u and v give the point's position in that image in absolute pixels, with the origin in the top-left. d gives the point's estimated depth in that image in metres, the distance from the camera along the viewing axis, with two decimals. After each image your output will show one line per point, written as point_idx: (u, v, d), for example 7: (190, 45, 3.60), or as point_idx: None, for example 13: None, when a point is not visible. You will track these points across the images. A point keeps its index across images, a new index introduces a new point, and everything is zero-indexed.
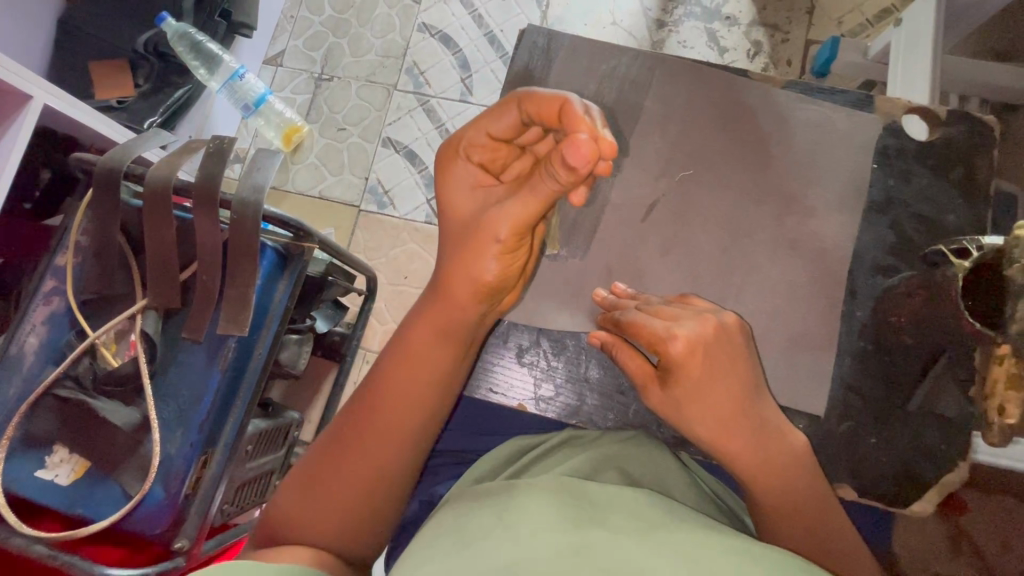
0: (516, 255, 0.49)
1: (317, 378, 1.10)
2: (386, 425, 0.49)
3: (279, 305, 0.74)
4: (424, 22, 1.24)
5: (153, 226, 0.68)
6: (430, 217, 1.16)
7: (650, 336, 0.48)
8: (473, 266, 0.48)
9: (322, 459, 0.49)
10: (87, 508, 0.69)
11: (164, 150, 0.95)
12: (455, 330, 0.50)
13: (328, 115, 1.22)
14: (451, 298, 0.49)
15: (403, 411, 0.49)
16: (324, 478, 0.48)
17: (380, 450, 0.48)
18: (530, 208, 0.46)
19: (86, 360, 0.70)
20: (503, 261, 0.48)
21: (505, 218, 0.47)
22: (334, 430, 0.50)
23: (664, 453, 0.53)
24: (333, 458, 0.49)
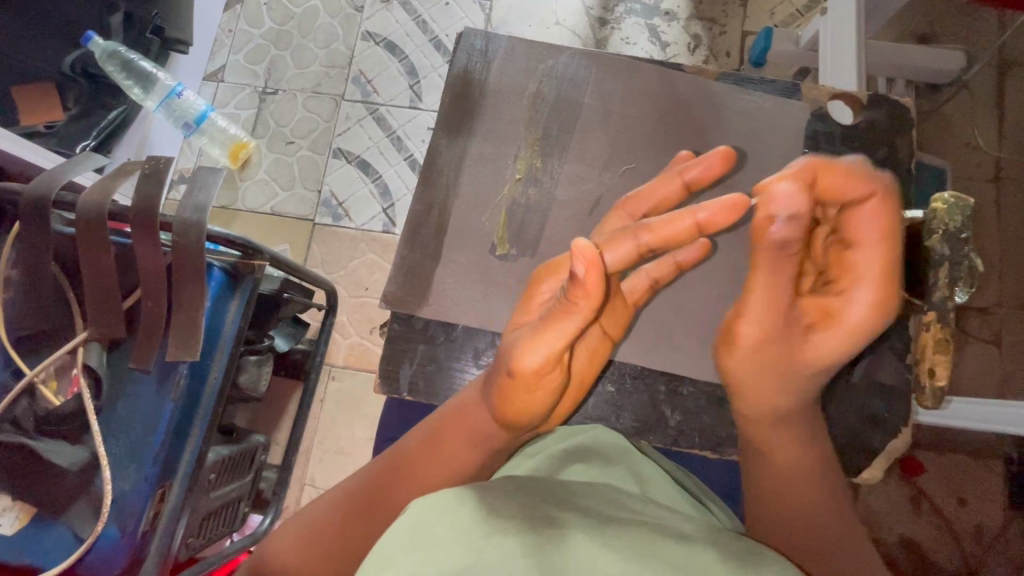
0: (554, 381, 0.48)
1: (282, 399, 1.07)
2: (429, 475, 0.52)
3: (231, 327, 0.72)
4: (368, 31, 1.23)
5: (88, 256, 0.65)
6: (388, 226, 1.15)
7: (853, 194, 0.49)
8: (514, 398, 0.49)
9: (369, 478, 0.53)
10: (35, 556, 0.65)
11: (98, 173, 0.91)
12: (500, 439, 0.53)
13: (274, 129, 1.19)
14: (511, 413, 0.50)
15: (443, 467, 0.53)
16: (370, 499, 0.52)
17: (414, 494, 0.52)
18: (558, 340, 0.45)
19: (24, 400, 0.67)
20: (541, 391, 0.48)
21: (539, 352, 0.45)
22: (390, 456, 0.54)
23: (628, 442, 0.53)
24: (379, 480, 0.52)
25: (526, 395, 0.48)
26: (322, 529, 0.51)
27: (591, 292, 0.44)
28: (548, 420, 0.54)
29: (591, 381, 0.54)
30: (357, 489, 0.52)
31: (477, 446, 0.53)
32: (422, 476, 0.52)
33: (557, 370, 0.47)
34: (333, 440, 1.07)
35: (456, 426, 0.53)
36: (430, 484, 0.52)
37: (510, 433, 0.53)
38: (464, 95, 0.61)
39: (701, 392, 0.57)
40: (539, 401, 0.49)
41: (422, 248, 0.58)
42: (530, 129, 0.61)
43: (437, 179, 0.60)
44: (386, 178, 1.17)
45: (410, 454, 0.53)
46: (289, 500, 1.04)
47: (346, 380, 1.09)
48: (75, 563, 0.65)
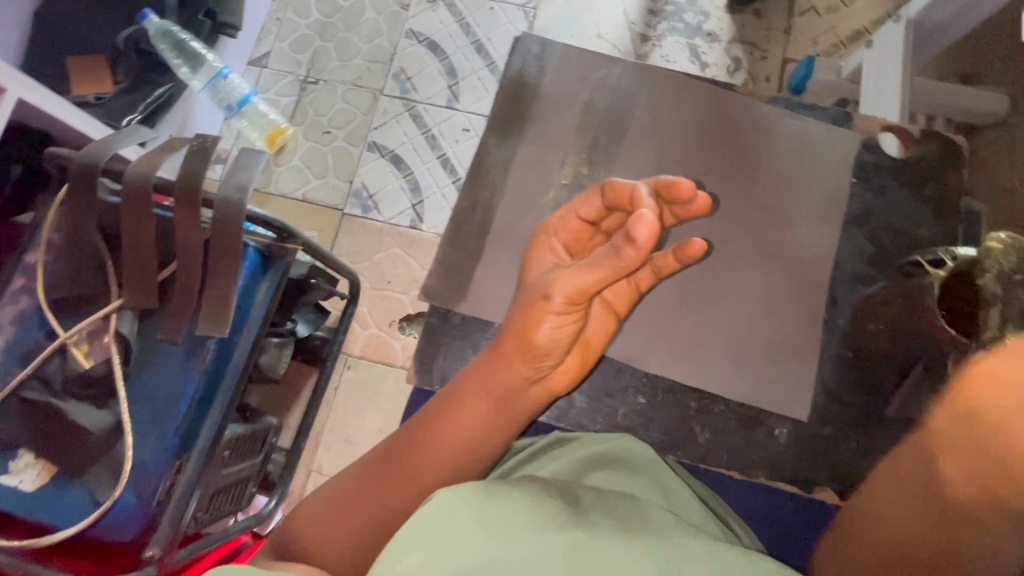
0: (570, 326, 0.48)
1: (297, 383, 1.08)
2: (443, 446, 0.51)
3: (261, 307, 0.73)
4: (412, 29, 1.25)
5: (131, 225, 0.66)
6: (415, 222, 1.16)
7: None
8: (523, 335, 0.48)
9: (383, 459, 0.52)
10: (51, 515, 0.65)
11: (142, 148, 0.93)
12: (513, 404, 0.51)
13: (312, 118, 1.21)
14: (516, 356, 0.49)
15: (456, 442, 0.51)
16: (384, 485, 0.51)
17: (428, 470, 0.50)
18: (593, 280, 0.45)
19: (57, 359, 0.68)
20: (552, 332, 0.48)
21: (563, 283, 0.47)
22: (406, 433, 0.53)
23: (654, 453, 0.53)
24: (394, 460, 0.52)
25: (537, 337, 0.48)
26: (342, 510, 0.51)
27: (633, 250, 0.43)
28: (550, 381, 0.51)
29: (593, 347, 0.52)
30: (373, 468, 0.52)
31: (486, 412, 0.51)
32: (438, 453, 0.51)
33: (574, 306, 0.47)
34: (343, 429, 1.08)
35: (469, 389, 0.51)
36: (443, 462, 0.50)
37: (520, 389, 0.51)
38: (516, 98, 0.62)
39: (733, 412, 0.57)
40: (558, 346, 0.49)
41: (463, 245, 0.59)
42: (579, 136, 0.61)
43: (484, 179, 0.60)
44: (417, 175, 1.18)
45: (421, 433, 0.52)
46: (295, 484, 1.05)
47: (361, 371, 1.10)
48: (91, 527, 0.65)
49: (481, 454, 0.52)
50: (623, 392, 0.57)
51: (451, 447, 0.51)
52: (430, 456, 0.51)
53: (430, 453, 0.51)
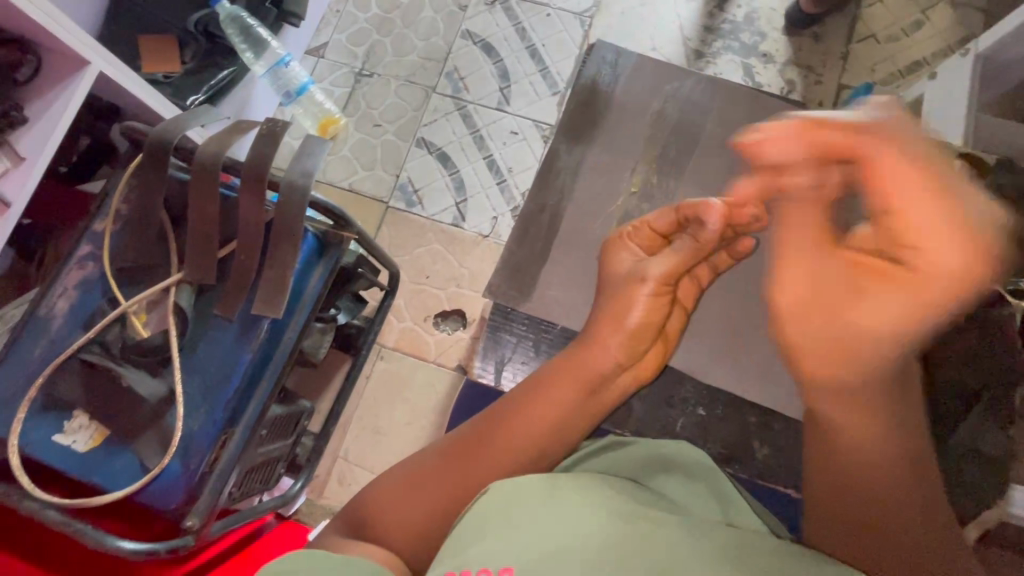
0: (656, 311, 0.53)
1: (330, 369, 1.10)
2: (518, 436, 0.51)
3: (314, 291, 0.74)
4: (468, 30, 1.27)
5: (199, 202, 0.68)
6: (457, 220, 1.17)
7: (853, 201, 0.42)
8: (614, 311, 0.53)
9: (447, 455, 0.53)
10: (103, 477, 0.67)
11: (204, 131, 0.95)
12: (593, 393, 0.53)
13: (364, 110, 1.23)
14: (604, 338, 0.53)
15: (537, 428, 0.51)
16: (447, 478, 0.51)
17: (504, 457, 0.51)
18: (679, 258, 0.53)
19: (116, 327, 0.70)
20: (642, 309, 0.53)
21: (659, 264, 0.53)
22: (475, 427, 0.54)
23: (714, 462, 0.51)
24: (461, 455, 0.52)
25: (628, 320, 0.52)
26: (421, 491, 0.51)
27: (713, 232, 0.51)
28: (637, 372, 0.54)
29: (671, 346, 0.56)
30: (455, 448, 0.53)
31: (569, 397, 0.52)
32: (514, 443, 0.51)
33: (661, 280, 0.53)
34: (372, 418, 1.09)
35: (553, 377, 0.52)
36: (520, 450, 0.51)
37: (610, 376, 0.53)
38: (589, 105, 0.62)
39: (795, 431, 0.56)
40: (646, 325, 0.53)
41: (528, 246, 0.59)
42: (650, 147, 0.61)
43: (554, 183, 0.61)
44: (463, 174, 1.19)
45: (505, 416, 0.52)
46: (320, 469, 1.06)
47: (393, 362, 1.11)
48: (138, 492, 0.67)
49: (560, 446, 0.52)
50: (682, 402, 0.57)
51: (530, 435, 0.51)
52: (506, 444, 0.51)
53: (505, 441, 0.51)
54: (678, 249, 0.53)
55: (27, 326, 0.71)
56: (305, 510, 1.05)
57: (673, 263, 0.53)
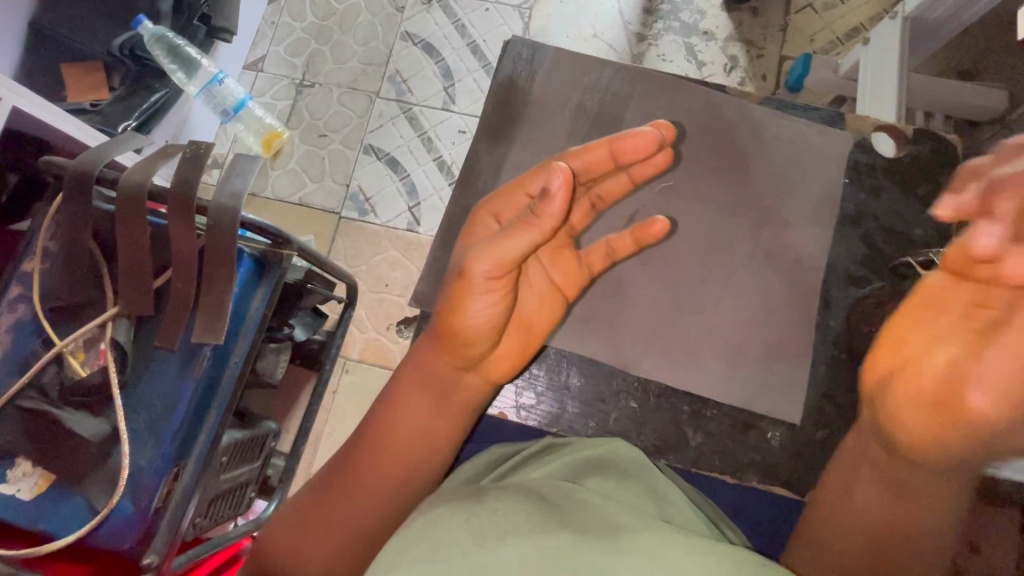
0: (498, 306, 0.49)
1: (296, 387, 1.08)
2: (391, 442, 0.52)
3: (256, 313, 0.73)
4: (406, 31, 1.25)
5: (126, 233, 0.66)
6: (412, 225, 1.16)
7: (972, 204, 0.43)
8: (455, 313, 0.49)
9: (334, 469, 0.53)
10: (51, 524, 0.65)
11: (138, 154, 0.93)
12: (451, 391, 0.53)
13: (309, 121, 1.21)
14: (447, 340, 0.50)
15: (408, 431, 0.52)
16: (336, 494, 0.51)
17: (382, 466, 0.51)
18: (521, 246, 0.45)
19: (52, 368, 0.68)
20: (483, 307, 0.48)
21: (491, 254, 0.46)
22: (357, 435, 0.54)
23: (646, 458, 0.54)
24: (344, 470, 0.52)
25: (464, 317, 0.48)
26: (313, 523, 0.50)
27: (557, 212, 0.44)
28: (485, 369, 0.53)
29: (533, 335, 0.54)
30: (338, 469, 0.52)
31: (427, 400, 0.53)
32: (388, 448, 0.52)
33: (501, 269, 0.46)
34: (342, 432, 1.08)
35: (406, 385, 0.53)
36: (396, 452, 0.52)
37: (452, 377, 0.53)
38: (508, 101, 0.62)
39: (726, 416, 0.57)
40: (489, 318, 0.49)
41: (457, 250, 0.59)
42: (573, 140, 0.61)
43: (478, 185, 0.60)
44: (414, 177, 1.18)
45: (373, 431, 0.53)
46: (294, 488, 1.05)
47: (359, 374, 1.10)
48: (88, 535, 0.65)
49: (433, 444, 0.53)
50: (614, 397, 0.58)
51: (402, 438, 0.52)
52: (381, 450, 0.52)
53: (380, 447, 0.52)
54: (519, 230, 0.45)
55: None
56: None
57: (499, 257, 0.46)
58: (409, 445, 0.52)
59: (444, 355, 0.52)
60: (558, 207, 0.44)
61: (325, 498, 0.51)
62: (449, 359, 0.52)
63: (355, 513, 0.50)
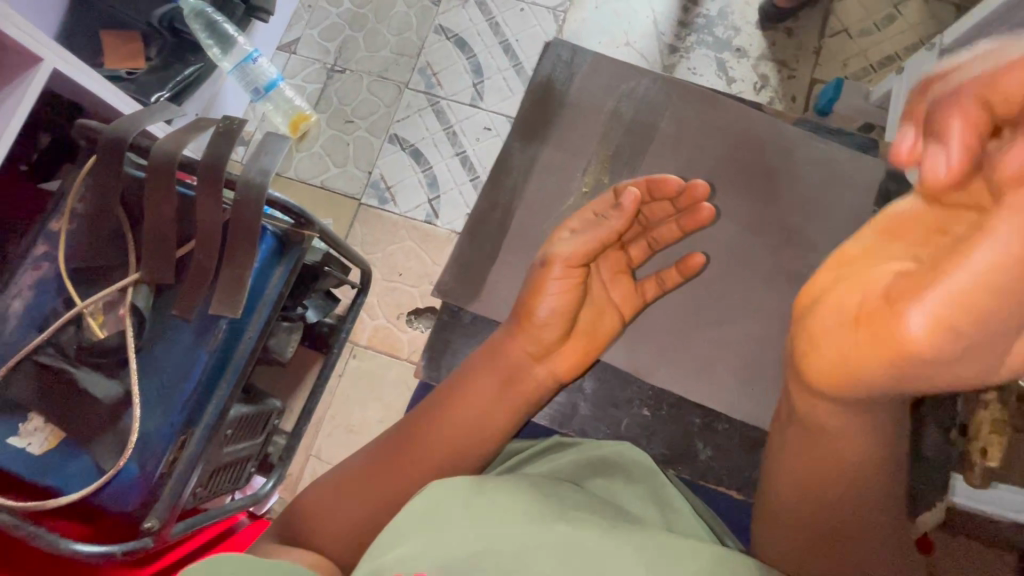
0: (570, 299, 0.53)
1: (303, 368, 1.09)
2: (443, 433, 0.53)
3: (274, 291, 0.74)
4: (441, 25, 1.25)
5: (154, 202, 0.68)
6: (430, 217, 1.16)
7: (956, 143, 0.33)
8: (532, 300, 0.53)
9: (379, 457, 0.54)
10: (58, 479, 0.66)
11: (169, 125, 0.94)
12: (516, 389, 0.54)
13: (337, 106, 1.22)
14: (525, 328, 0.53)
15: (462, 422, 0.53)
16: (381, 480, 0.53)
17: (433, 453, 0.53)
18: (593, 243, 0.52)
19: (71, 328, 0.69)
20: (559, 299, 0.53)
21: (571, 248, 0.52)
22: (403, 424, 0.56)
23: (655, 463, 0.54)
24: (391, 456, 0.54)
25: (541, 308, 0.53)
26: (356, 506, 0.52)
27: (625, 215, 0.53)
28: (557, 365, 0.55)
29: (597, 337, 0.56)
30: (385, 456, 0.54)
31: (493, 385, 0.53)
32: (438, 438, 0.53)
33: (578, 259, 0.52)
34: (344, 417, 1.08)
35: (473, 372, 0.54)
36: (449, 444, 0.53)
37: (524, 368, 0.54)
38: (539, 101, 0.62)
39: (736, 431, 0.57)
40: (563, 309, 0.53)
41: (480, 245, 0.60)
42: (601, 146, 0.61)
43: (505, 181, 0.61)
44: (436, 170, 1.18)
45: (424, 420, 0.54)
46: (293, 467, 1.06)
47: (366, 360, 1.11)
48: (95, 493, 0.66)
49: (488, 438, 0.54)
50: (627, 403, 0.58)
51: (455, 430, 0.53)
52: (432, 441, 0.53)
53: (432, 438, 0.53)
54: (584, 234, 0.53)
55: None
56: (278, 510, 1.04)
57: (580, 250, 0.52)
58: (461, 434, 0.53)
59: (518, 344, 0.54)
60: (624, 217, 0.52)
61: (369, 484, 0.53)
62: (521, 349, 0.54)
63: (401, 497, 0.52)
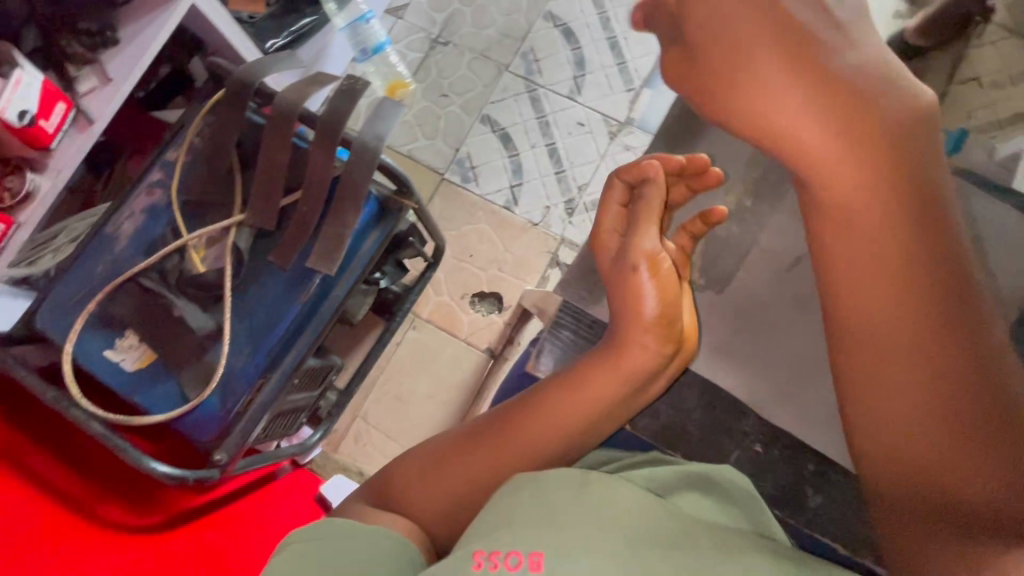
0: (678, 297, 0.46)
1: (364, 329, 1.11)
2: (519, 444, 0.48)
3: (366, 254, 0.74)
4: (551, 12, 1.24)
5: (272, 149, 0.70)
6: (509, 203, 1.16)
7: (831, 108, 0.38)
8: (640, 301, 0.45)
9: (443, 455, 0.51)
10: (144, 399, 0.69)
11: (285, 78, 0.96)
12: (608, 406, 0.46)
13: (434, 79, 1.22)
14: (629, 333, 0.45)
15: (539, 436, 0.48)
16: (436, 478, 0.50)
17: (510, 462, 0.48)
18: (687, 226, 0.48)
19: (175, 257, 0.73)
20: (671, 299, 0.45)
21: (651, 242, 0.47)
22: (477, 425, 0.51)
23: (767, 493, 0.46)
24: (457, 452, 0.50)
25: (653, 310, 0.45)
26: (411, 501, 0.50)
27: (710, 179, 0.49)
28: (670, 377, 0.47)
29: (697, 343, 0.48)
30: (451, 455, 0.51)
31: (594, 399, 0.46)
32: (513, 445, 0.48)
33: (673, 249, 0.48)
34: (396, 385, 1.10)
35: (557, 383, 0.48)
36: (529, 454, 0.48)
37: (635, 384, 0.46)
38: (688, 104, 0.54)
39: None
40: (677, 306, 0.45)
41: None
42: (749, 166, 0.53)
43: None
44: (522, 158, 1.17)
45: (497, 428, 0.49)
46: (340, 424, 1.09)
47: (424, 333, 1.12)
48: (177, 419, 0.68)
49: (571, 450, 0.49)
50: None
51: (533, 441, 0.48)
52: (508, 448, 0.49)
53: (508, 447, 0.48)
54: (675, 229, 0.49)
55: (91, 242, 0.73)
56: (320, 462, 1.07)
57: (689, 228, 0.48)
58: (536, 447, 0.48)
59: (621, 357, 0.45)
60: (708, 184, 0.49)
61: (433, 483, 0.50)
62: (619, 368, 0.45)
63: (462, 499, 0.49)
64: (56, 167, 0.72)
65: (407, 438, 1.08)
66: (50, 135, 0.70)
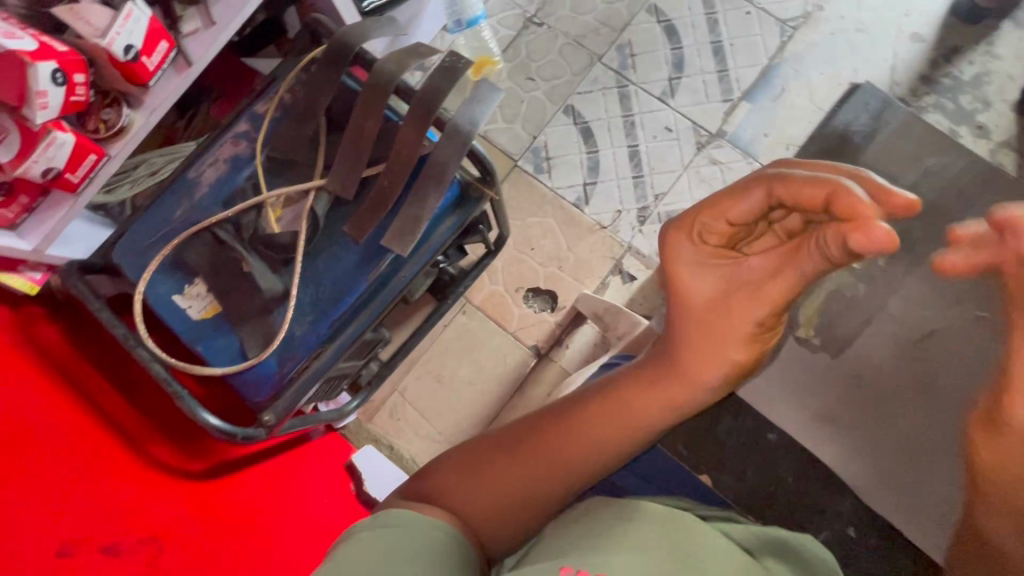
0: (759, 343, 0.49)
1: (414, 306, 1.10)
2: (574, 441, 0.53)
3: (440, 239, 0.72)
4: (656, 5, 1.17)
5: (363, 118, 0.68)
6: (580, 201, 1.11)
7: None
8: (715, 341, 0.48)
9: (496, 445, 0.55)
10: (206, 349, 0.69)
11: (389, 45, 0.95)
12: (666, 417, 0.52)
13: (523, 60, 1.17)
14: (701, 357, 0.49)
15: (601, 439, 0.52)
16: (493, 469, 0.54)
17: (564, 458, 0.53)
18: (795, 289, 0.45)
19: (252, 213, 0.72)
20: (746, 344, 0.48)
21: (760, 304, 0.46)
22: (531, 419, 0.56)
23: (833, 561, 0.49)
24: (511, 445, 0.55)
25: (731, 347, 0.48)
26: (467, 487, 0.53)
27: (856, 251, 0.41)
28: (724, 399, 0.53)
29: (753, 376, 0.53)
30: (506, 450, 0.54)
31: (650, 405, 0.52)
32: (567, 442, 0.53)
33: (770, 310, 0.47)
34: (437, 366, 1.09)
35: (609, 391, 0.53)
36: (581, 452, 0.53)
37: (693, 398, 0.51)
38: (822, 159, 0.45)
39: None
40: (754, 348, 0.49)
41: None
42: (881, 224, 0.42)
43: None
44: (601, 156, 1.12)
45: (553, 424, 0.54)
46: (377, 396, 1.09)
47: (474, 320, 1.10)
48: (233, 374, 0.69)
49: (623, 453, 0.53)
50: None
51: (593, 441, 0.52)
52: (561, 445, 0.53)
53: (560, 442, 0.53)
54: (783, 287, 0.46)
55: (173, 185, 0.73)
56: (353, 429, 1.08)
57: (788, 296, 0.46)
58: (594, 448, 0.52)
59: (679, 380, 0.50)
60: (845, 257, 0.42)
61: (488, 472, 0.54)
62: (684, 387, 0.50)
63: (520, 488, 0.53)
64: (150, 105, 0.72)
65: (440, 422, 1.07)
66: (150, 72, 0.69)
